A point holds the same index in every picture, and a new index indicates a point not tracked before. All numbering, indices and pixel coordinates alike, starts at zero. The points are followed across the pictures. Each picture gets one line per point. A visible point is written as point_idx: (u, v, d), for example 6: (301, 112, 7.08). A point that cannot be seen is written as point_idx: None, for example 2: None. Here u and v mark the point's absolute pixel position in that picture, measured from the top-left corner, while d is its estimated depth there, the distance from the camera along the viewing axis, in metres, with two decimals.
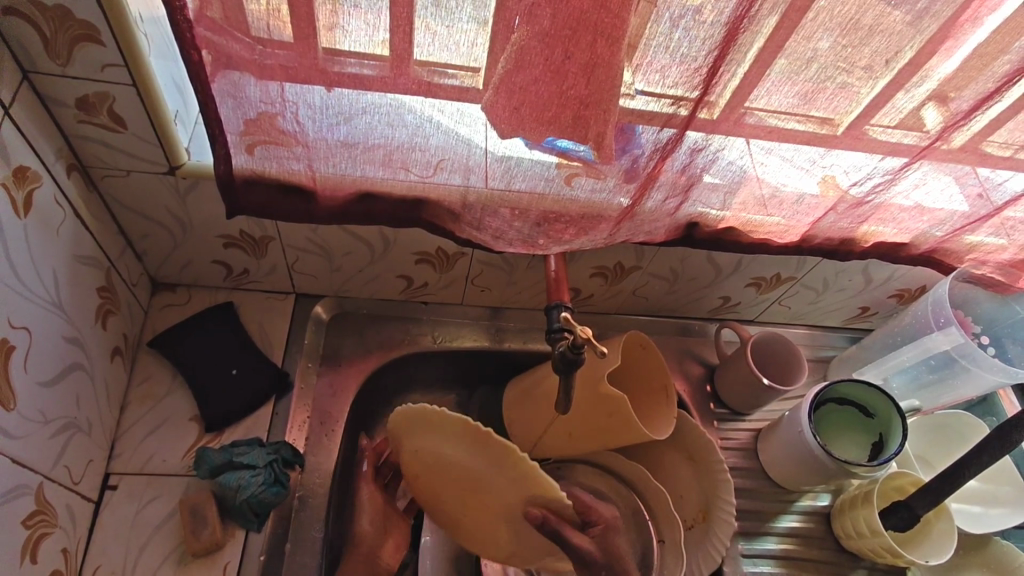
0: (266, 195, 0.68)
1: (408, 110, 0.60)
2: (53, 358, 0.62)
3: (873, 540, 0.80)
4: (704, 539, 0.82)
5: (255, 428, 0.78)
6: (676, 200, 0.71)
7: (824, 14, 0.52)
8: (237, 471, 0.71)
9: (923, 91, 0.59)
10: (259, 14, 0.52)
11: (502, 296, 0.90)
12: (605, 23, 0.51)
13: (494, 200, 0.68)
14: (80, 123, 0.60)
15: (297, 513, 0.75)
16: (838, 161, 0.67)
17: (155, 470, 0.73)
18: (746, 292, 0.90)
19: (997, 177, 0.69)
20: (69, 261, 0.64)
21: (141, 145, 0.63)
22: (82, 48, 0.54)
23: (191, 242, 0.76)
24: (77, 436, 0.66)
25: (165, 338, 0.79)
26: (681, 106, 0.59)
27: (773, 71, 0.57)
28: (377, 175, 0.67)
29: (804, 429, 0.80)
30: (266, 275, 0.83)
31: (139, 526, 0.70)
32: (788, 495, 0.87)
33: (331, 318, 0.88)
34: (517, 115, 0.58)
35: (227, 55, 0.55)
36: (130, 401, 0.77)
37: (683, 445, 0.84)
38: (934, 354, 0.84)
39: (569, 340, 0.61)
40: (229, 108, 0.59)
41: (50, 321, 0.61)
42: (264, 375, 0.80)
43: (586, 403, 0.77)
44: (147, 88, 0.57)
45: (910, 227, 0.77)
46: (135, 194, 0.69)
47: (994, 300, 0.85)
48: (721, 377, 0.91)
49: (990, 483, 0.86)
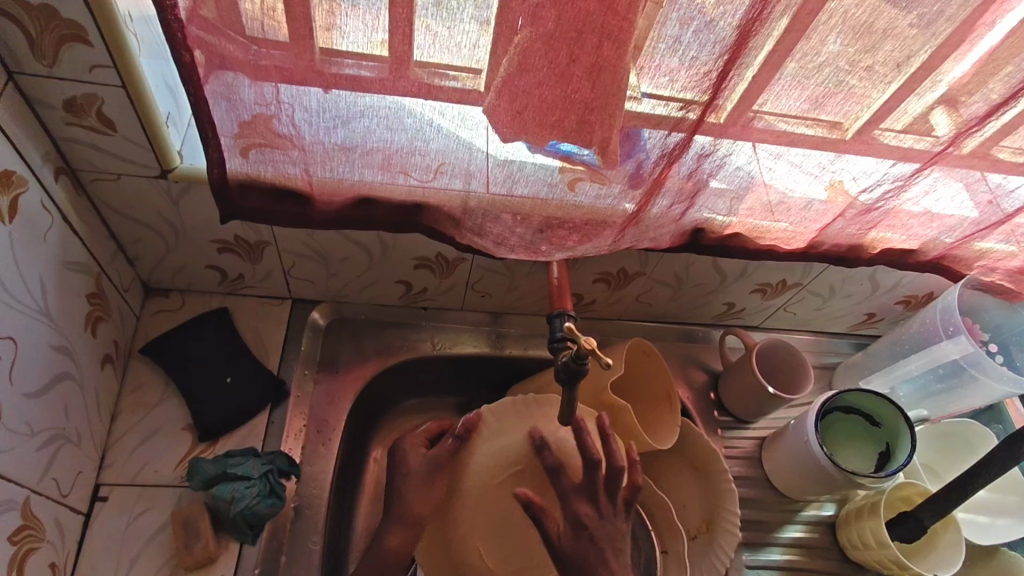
0: (261, 200, 0.66)
1: (408, 112, 0.58)
2: (39, 368, 0.60)
3: (880, 552, 0.78)
4: (708, 550, 0.79)
5: (250, 437, 0.76)
6: (682, 206, 0.69)
7: (836, 17, 0.50)
8: (231, 482, 0.69)
9: (935, 95, 0.58)
10: (252, 13, 0.50)
11: (502, 302, 0.88)
12: (612, 25, 0.49)
13: (496, 205, 0.67)
14: (68, 125, 0.58)
15: (292, 524, 0.73)
16: (847, 166, 0.65)
17: (146, 481, 0.71)
18: (751, 298, 0.89)
19: (1008, 184, 0.68)
20: (57, 267, 0.62)
21: (132, 148, 0.61)
22: (70, 48, 0.52)
23: (184, 246, 0.74)
24: (65, 447, 0.64)
25: (157, 345, 0.77)
26: (690, 110, 0.57)
27: (783, 74, 0.55)
28: (375, 179, 0.65)
29: (809, 439, 0.78)
30: (261, 279, 0.81)
31: (129, 539, 0.68)
32: (793, 505, 0.86)
33: (328, 324, 0.86)
34: (520, 120, 0.56)
35: (220, 56, 0.53)
36: (121, 409, 0.75)
37: (687, 454, 0.83)
38: (942, 363, 0.82)
39: (571, 351, 0.58)
40: (222, 110, 0.57)
41: (37, 329, 0.60)
42: (260, 383, 0.78)
43: (604, 400, 0.74)
44: (137, 89, 0.55)
45: (919, 233, 0.75)
46: (126, 198, 0.67)
47: (1003, 307, 0.84)
48: (725, 384, 0.90)
49: (998, 492, 0.84)
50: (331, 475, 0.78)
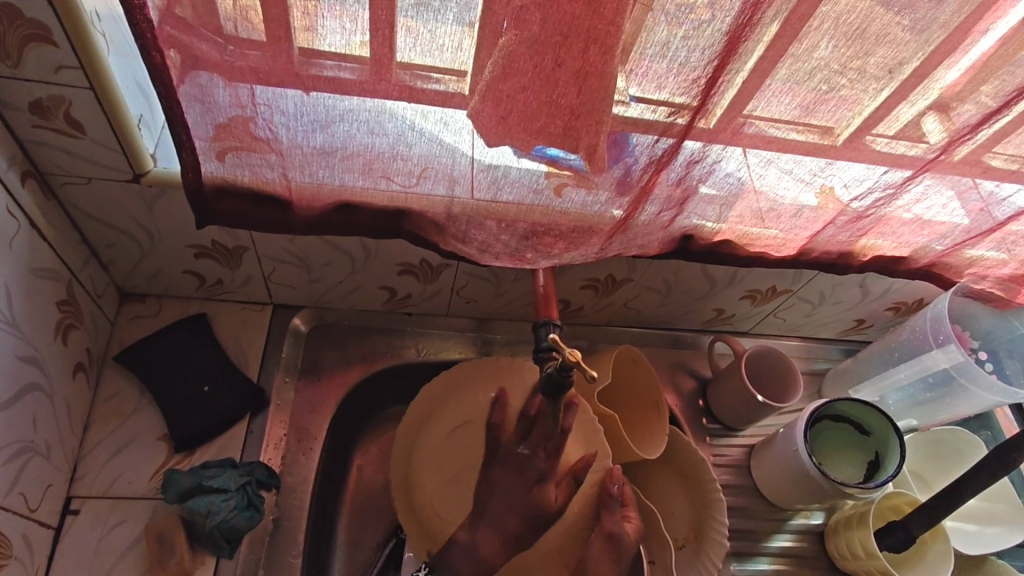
0: (238, 205, 0.64)
1: (390, 115, 0.56)
2: (6, 379, 0.58)
3: (869, 562, 0.78)
4: (696, 559, 0.78)
5: (227, 447, 0.74)
6: (670, 212, 0.68)
7: (828, 22, 0.49)
8: (208, 495, 0.68)
9: (928, 102, 0.56)
10: (227, 12, 0.48)
11: (489, 307, 0.87)
12: (598, 29, 0.48)
13: (480, 211, 0.65)
14: (35, 127, 0.56)
15: (272, 536, 0.72)
16: (839, 173, 0.64)
17: (120, 493, 0.70)
18: (741, 304, 0.88)
19: (1001, 192, 0.67)
20: (24, 274, 0.60)
21: (103, 152, 0.59)
22: (33, 48, 0.49)
23: (160, 251, 0.72)
24: (34, 460, 0.62)
25: (132, 353, 0.75)
26: (680, 115, 0.55)
27: (774, 80, 0.54)
28: (357, 184, 0.63)
29: (799, 449, 0.77)
30: (240, 285, 0.79)
31: (102, 553, 0.66)
32: (781, 513, 0.85)
33: (310, 330, 0.84)
34: (505, 124, 0.55)
35: (193, 57, 0.51)
36: (95, 419, 0.73)
37: (675, 462, 0.82)
38: (932, 371, 0.81)
39: (557, 361, 0.56)
40: (196, 113, 0.55)
41: (2, 339, 0.57)
42: (239, 391, 0.76)
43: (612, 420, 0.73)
44: (106, 90, 0.53)
45: (909, 241, 0.74)
46: (100, 202, 0.64)
47: (993, 314, 0.83)
48: (714, 391, 0.89)
49: (987, 500, 0.84)
50: (312, 485, 0.76)
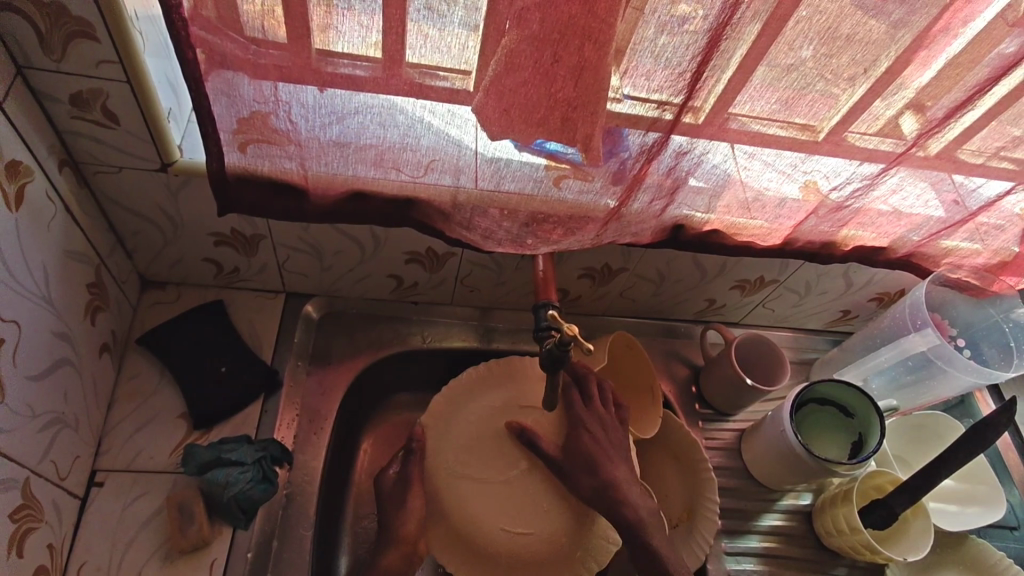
0: (258, 194, 0.68)
1: (400, 110, 0.61)
2: (41, 353, 0.62)
3: (853, 537, 0.81)
4: (688, 537, 0.82)
5: (242, 426, 0.78)
6: (661, 202, 0.72)
7: (804, 23, 0.54)
8: (226, 467, 0.72)
9: (900, 99, 0.61)
10: (252, 14, 0.53)
11: (491, 296, 0.91)
12: (593, 27, 0.52)
13: (484, 200, 0.69)
14: (74, 118, 0.61)
15: (285, 510, 0.75)
16: (818, 166, 0.69)
17: (142, 467, 0.73)
18: (731, 294, 0.92)
19: (971, 183, 0.71)
20: (59, 256, 0.64)
21: (135, 142, 0.63)
22: (77, 45, 0.54)
23: (182, 239, 0.76)
24: (64, 431, 0.66)
25: (153, 336, 0.80)
26: (666, 110, 0.60)
27: (755, 78, 0.58)
28: (368, 175, 0.67)
29: (786, 429, 0.81)
30: (256, 273, 0.83)
31: (126, 522, 0.70)
32: (771, 494, 0.89)
33: (321, 317, 0.88)
34: (507, 117, 0.59)
35: (220, 54, 0.56)
36: (118, 398, 0.77)
37: (666, 445, 0.87)
38: (911, 355, 0.85)
39: (556, 338, 0.60)
40: (222, 106, 0.60)
41: (38, 316, 0.61)
42: (254, 372, 0.81)
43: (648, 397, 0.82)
44: (141, 86, 0.58)
45: (888, 231, 0.79)
46: (128, 190, 0.69)
47: (970, 302, 0.87)
48: (706, 378, 0.93)
49: (966, 481, 0.88)
50: (322, 463, 0.80)
